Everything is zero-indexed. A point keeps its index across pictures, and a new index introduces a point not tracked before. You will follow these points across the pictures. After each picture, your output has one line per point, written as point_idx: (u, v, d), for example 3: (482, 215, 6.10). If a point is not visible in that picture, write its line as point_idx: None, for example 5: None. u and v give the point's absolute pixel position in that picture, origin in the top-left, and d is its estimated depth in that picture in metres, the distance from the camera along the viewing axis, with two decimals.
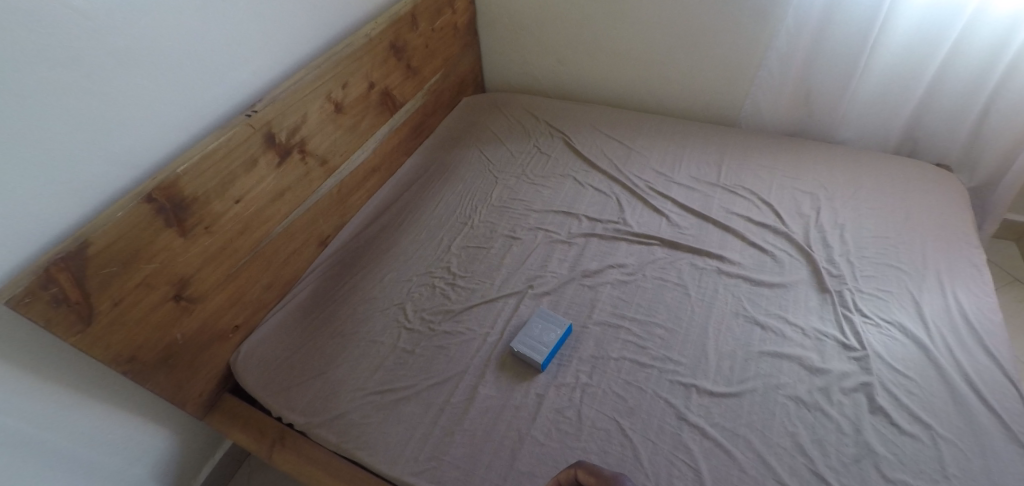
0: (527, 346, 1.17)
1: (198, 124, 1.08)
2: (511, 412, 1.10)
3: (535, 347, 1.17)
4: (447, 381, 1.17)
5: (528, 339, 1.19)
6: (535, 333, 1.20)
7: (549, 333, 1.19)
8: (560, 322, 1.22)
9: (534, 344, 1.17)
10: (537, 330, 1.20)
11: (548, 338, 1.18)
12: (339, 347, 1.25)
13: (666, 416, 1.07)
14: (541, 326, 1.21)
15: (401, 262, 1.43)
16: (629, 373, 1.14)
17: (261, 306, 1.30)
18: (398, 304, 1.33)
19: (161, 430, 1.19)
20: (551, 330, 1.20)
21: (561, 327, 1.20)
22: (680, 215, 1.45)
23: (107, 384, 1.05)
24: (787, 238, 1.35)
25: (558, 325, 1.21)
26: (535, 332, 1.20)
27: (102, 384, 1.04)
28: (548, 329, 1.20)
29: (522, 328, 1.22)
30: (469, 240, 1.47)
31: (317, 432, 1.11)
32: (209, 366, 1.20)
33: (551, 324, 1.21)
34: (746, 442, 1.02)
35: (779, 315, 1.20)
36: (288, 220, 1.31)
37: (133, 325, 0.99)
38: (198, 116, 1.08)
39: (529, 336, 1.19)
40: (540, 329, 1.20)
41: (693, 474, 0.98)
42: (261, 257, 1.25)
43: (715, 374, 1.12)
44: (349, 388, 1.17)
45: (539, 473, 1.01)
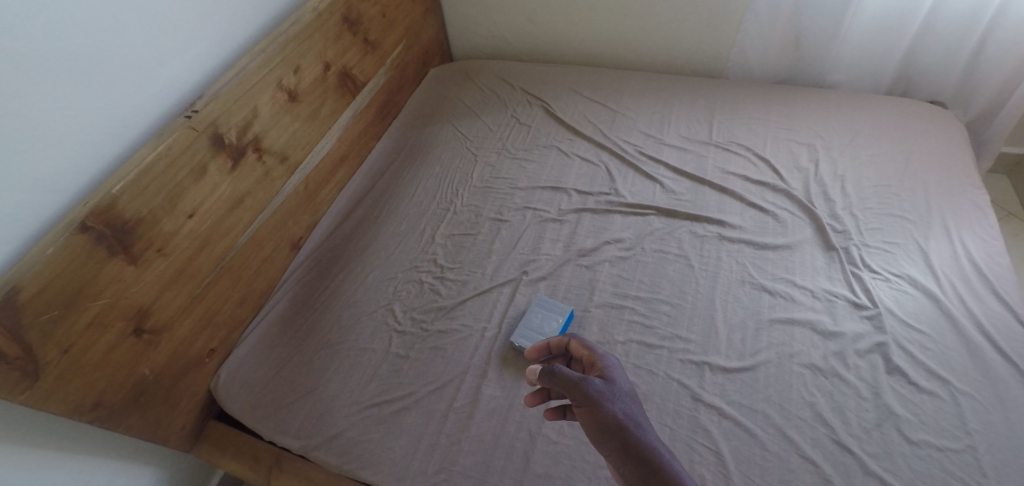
0: (529, 338, 1.10)
1: (131, 134, 0.94)
2: (519, 411, 1.04)
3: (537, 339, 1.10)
4: (447, 385, 1.10)
5: (529, 331, 1.11)
6: (535, 323, 1.12)
7: (550, 322, 1.12)
8: (561, 309, 1.14)
9: (536, 336, 1.10)
10: (538, 320, 1.13)
11: (550, 328, 1.11)
12: (326, 360, 1.16)
13: (681, 397, 1.01)
14: (542, 316, 1.13)
15: (383, 259, 1.33)
16: (638, 356, 1.07)
17: (236, 324, 1.20)
18: (386, 305, 1.24)
19: (146, 468, 1.12)
20: (552, 319, 1.12)
21: (563, 315, 1.13)
22: (673, 180, 1.37)
23: (75, 435, 0.95)
24: (788, 195, 1.29)
25: (559, 313, 1.14)
26: (537, 323, 1.13)
27: (70, 436, 0.94)
28: (549, 318, 1.13)
29: (521, 319, 1.15)
30: (453, 227, 1.38)
31: (315, 455, 1.03)
32: (188, 395, 1.12)
33: (552, 312, 1.14)
34: (765, 417, 0.97)
35: (786, 279, 1.15)
36: (253, 228, 1.19)
37: (91, 370, 0.89)
38: (130, 124, 0.94)
39: (530, 327, 1.12)
40: (541, 319, 1.13)
41: (715, 458, 0.94)
42: (228, 272, 1.14)
43: (726, 348, 1.06)
44: (344, 404, 1.09)
45: (555, 474, 0.95)
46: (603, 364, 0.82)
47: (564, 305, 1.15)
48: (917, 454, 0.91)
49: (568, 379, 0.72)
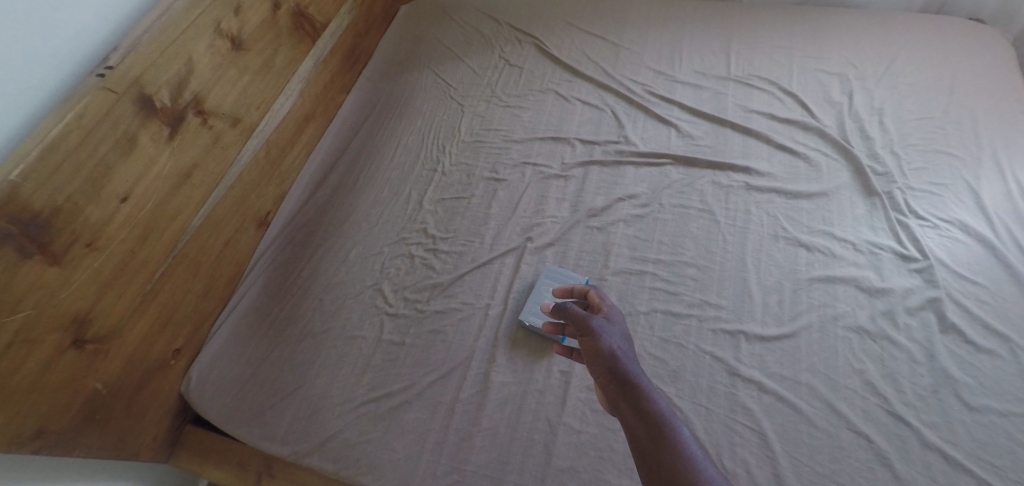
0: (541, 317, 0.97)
1: (36, 100, 0.74)
2: (534, 398, 0.93)
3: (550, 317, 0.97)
4: (450, 373, 0.97)
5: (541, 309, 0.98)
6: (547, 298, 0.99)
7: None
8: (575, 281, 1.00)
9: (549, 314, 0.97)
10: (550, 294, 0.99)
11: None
12: (310, 352, 1.03)
13: (716, 373, 0.90)
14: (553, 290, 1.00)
15: (365, 232, 1.17)
16: (664, 328, 0.95)
17: (202, 318, 1.04)
18: (373, 285, 1.09)
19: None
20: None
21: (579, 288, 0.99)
22: (690, 123, 1.21)
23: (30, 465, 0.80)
24: (820, 134, 1.15)
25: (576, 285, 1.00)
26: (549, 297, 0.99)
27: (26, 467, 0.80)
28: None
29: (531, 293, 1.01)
30: (443, 190, 1.21)
31: (308, 461, 0.91)
32: (156, 402, 0.98)
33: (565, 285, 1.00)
34: (811, 390, 0.87)
35: (824, 231, 1.03)
36: (208, 207, 1.01)
37: (24, 396, 0.74)
38: (32, 85, 0.73)
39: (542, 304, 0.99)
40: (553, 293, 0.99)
41: (758, 439, 0.83)
42: (183, 261, 0.98)
43: (762, 314, 0.95)
44: (335, 401, 0.97)
45: (581, 468, 0.85)
46: (607, 305, 0.81)
47: (578, 274, 1.02)
48: (979, 421, 0.82)
49: (571, 312, 0.75)
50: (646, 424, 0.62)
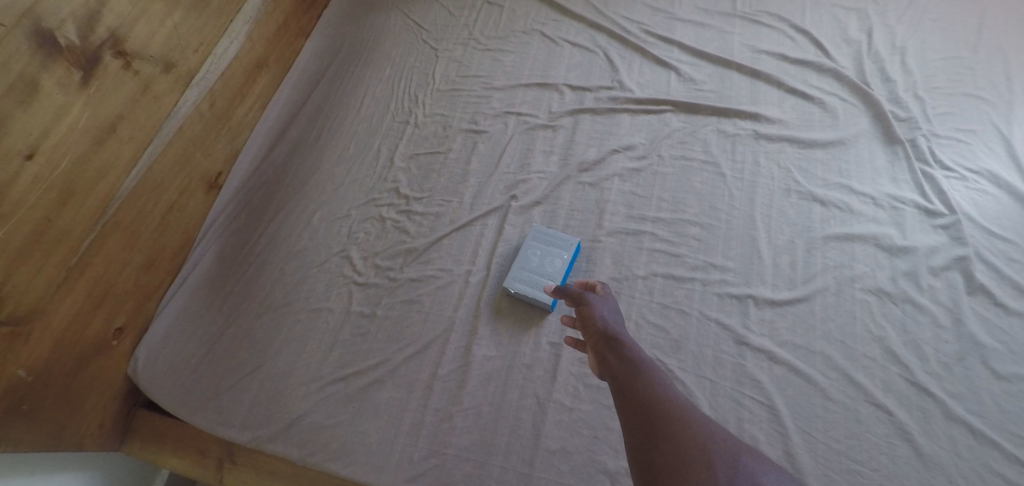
0: (527, 285, 0.87)
1: None
2: (521, 374, 0.83)
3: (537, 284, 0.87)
4: (427, 348, 0.87)
5: (526, 275, 0.88)
6: (534, 263, 0.88)
7: (553, 261, 0.87)
8: (566, 243, 0.89)
9: (536, 281, 0.87)
10: (537, 258, 0.89)
11: (552, 268, 0.87)
12: (271, 327, 0.92)
13: (722, 342, 0.81)
14: (541, 253, 0.89)
15: (330, 193, 1.05)
16: (665, 293, 0.85)
17: (147, 293, 0.93)
18: (340, 252, 0.98)
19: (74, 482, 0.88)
20: (556, 258, 0.88)
21: (570, 251, 0.88)
22: (691, 65, 1.08)
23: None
24: (836, 77, 1.04)
25: (566, 248, 0.89)
26: (535, 262, 0.89)
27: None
28: (551, 255, 0.88)
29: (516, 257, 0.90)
30: (417, 144, 1.08)
31: (270, 448, 0.82)
32: (98, 387, 0.87)
33: (554, 248, 0.89)
34: (826, 360, 0.79)
35: (841, 184, 0.92)
36: (142, 166, 0.87)
37: None
38: None
39: (527, 269, 0.88)
40: (541, 257, 0.89)
41: (769, 414, 0.75)
42: (116, 229, 0.85)
43: (773, 276, 0.85)
44: (299, 381, 0.87)
45: (574, 449, 0.76)
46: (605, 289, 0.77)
47: (569, 235, 0.91)
48: (1009, 391, 0.74)
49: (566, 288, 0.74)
50: (631, 375, 0.58)
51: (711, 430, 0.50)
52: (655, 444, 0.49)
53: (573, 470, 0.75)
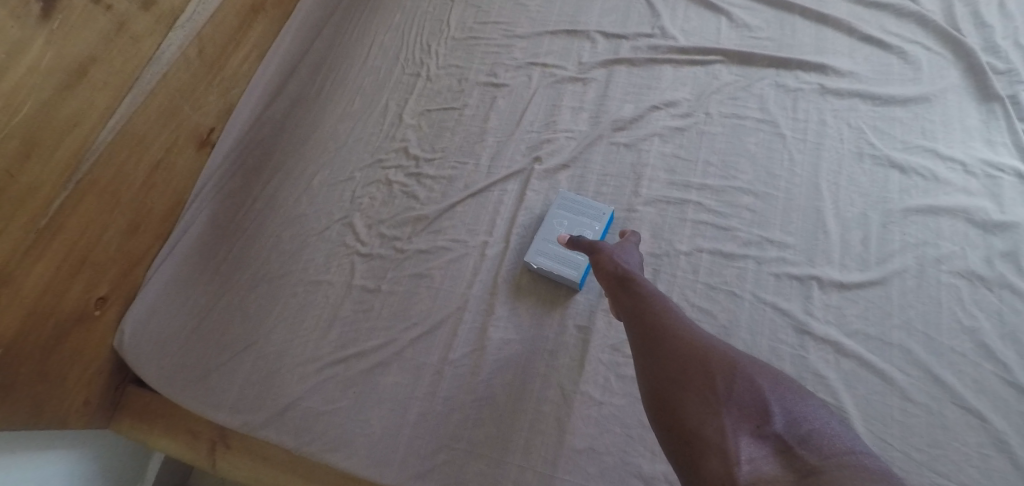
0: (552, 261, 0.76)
1: None
2: (542, 360, 0.73)
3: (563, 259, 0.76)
4: (437, 329, 0.77)
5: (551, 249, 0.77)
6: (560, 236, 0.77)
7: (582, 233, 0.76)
8: (598, 212, 0.78)
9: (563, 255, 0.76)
10: (564, 230, 0.77)
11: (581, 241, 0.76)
12: (266, 301, 0.83)
13: (780, 330, 0.69)
14: (568, 224, 0.78)
15: (332, 154, 0.95)
16: (712, 272, 0.73)
17: (131, 261, 0.84)
18: (342, 219, 0.88)
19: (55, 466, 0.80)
20: (586, 230, 0.76)
21: (603, 222, 0.76)
22: (746, 9, 0.94)
23: None
24: (919, 22, 0.88)
25: (599, 218, 0.77)
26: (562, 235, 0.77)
27: None
28: (580, 226, 0.77)
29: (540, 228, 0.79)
30: (429, 99, 0.96)
31: (262, 435, 0.74)
32: (79, 362, 0.79)
33: (584, 218, 0.78)
34: (905, 354, 0.67)
35: (924, 147, 0.78)
36: (120, 117, 0.77)
37: None
38: None
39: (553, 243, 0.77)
40: (569, 228, 0.77)
41: (835, 417, 0.64)
42: (92, 188, 0.74)
43: (842, 255, 0.72)
44: (295, 361, 0.78)
45: (603, 448, 0.66)
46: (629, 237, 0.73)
47: (602, 203, 0.79)
48: None
49: (582, 242, 0.70)
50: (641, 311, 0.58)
51: (714, 347, 0.52)
52: (661, 370, 0.52)
53: (602, 473, 0.65)
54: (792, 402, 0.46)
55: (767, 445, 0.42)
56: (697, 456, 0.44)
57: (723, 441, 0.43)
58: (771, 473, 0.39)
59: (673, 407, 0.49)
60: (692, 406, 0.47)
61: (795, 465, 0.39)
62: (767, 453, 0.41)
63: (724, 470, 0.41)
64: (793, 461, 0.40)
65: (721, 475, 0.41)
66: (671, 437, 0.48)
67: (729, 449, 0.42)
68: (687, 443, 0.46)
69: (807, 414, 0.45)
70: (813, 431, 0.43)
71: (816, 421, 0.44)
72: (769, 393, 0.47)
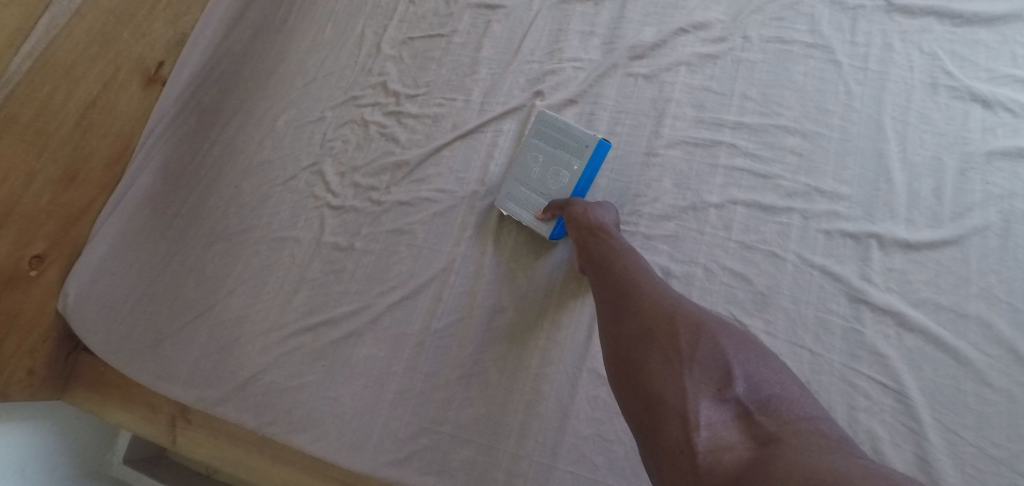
0: (521, 208, 0.66)
1: None
2: (542, 332, 0.62)
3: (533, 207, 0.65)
4: (420, 293, 0.66)
5: (521, 193, 0.66)
6: (533, 179, 0.66)
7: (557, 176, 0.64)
8: (581, 146, 0.63)
9: (535, 203, 0.65)
10: (538, 169, 0.66)
11: (557, 185, 0.64)
12: (225, 259, 0.73)
13: (829, 298, 0.57)
14: (543, 160, 0.65)
15: (300, 91, 0.81)
16: (747, 229, 0.61)
17: (71, 217, 0.72)
18: (311, 167, 0.76)
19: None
20: (565, 169, 0.64)
21: (585, 159, 0.63)
22: None
23: None
24: None
25: (582, 153, 0.63)
26: (535, 176, 0.66)
27: None
28: (559, 164, 0.65)
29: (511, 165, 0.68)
30: (413, 25, 0.82)
31: (221, 413, 0.64)
32: (18, 331, 0.69)
33: (563, 153, 0.64)
34: (984, 328, 0.54)
35: (1015, 77, 0.63)
36: (33, 42, 0.63)
37: None
38: None
39: (523, 186, 0.66)
40: (546, 167, 0.65)
41: (896, 402, 0.53)
42: (7, 127, 0.62)
43: (908, 209, 0.59)
44: (257, 330, 0.68)
45: (612, 435, 0.56)
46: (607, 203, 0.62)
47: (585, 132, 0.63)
48: None
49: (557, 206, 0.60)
50: (608, 265, 0.49)
51: (678, 299, 0.43)
52: (621, 326, 0.43)
53: (610, 465, 0.55)
54: (759, 361, 0.38)
55: (729, 409, 0.34)
56: (653, 422, 0.36)
57: (680, 406, 0.35)
58: (732, 444, 0.32)
59: (631, 368, 0.40)
60: (648, 363, 0.38)
61: (757, 437, 0.32)
62: (727, 419, 0.34)
63: (680, 439, 0.33)
64: (756, 430, 0.32)
65: (679, 446, 0.33)
66: (625, 400, 0.39)
67: (687, 414, 0.34)
68: (642, 406, 0.37)
69: (776, 379, 0.37)
70: (779, 395, 0.35)
71: (782, 383, 0.36)
72: (736, 349, 0.38)
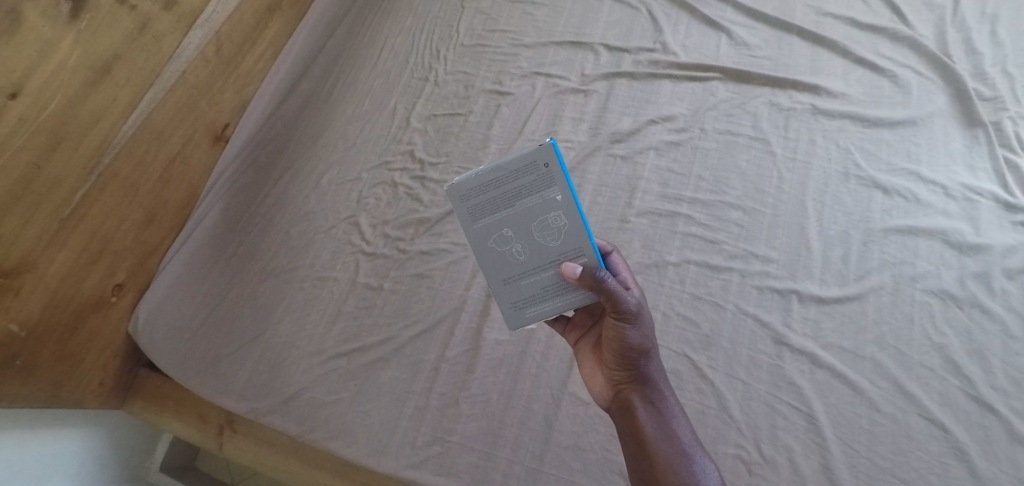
0: (541, 301, 0.58)
1: None
2: (534, 361, 0.77)
3: (553, 288, 0.57)
4: (436, 327, 0.82)
5: (524, 287, 0.58)
6: (526, 259, 0.56)
7: (550, 227, 0.53)
8: (538, 171, 0.50)
9: (551, 283, 0.57)
10: (522, 242, 0.55)
11: (559, 237, 0.54)
12: (274, 292, 0.88)
13: (759, 340, 0.73)
14: (517, 224, 0.54)
15: (341, 154, 0.99)
16: (698, 283, 0.77)
17: (147, 251, 0.89)
18: (348, 218, 0.92)
19: (42, 452, 0.82)
20: (551, 214, 0.52)
21: (556, 181, 0.50)
22: (745, 27, 0.98)
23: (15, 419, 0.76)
24: (912, 45, 0.91)
25: (547, 174, 0.50)
26: (524, 254, 0.55)
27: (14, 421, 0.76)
28: (536, 214, 0.53)
29: (488, 274, 0.58)
30: (436, 104, 1.00)
31: (268, 421, 0.78)
32: (96, 344, 0.84)
33: (530, 199, 0.52)
34: (876, 366, 0.70)
35: (908, 170, 0.82)
36: (141, 112, 0.81)
37: None
38: None
39: (522, 276, 0.57)
40: (527, 231, 0.54)
41: (807, 423, 0.68)
42: (114, 179, 0.80)
43: (822, 271, 0.76)
44: (301, 353, 0.82)
45: (588, 446, 0.70)
46: (625, 269, 0.60)
47: (524, 158, 0.49)
48: None
49: (609, 289, 0.52)
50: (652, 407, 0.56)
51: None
52: None
53: (585, 469, 0.69)
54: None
55: None
56: None
57: None
58: None
59: None
60: None
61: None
62: None
63: None
64: None
65: None
66: None
67: None
68: None
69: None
70: None
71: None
72: None
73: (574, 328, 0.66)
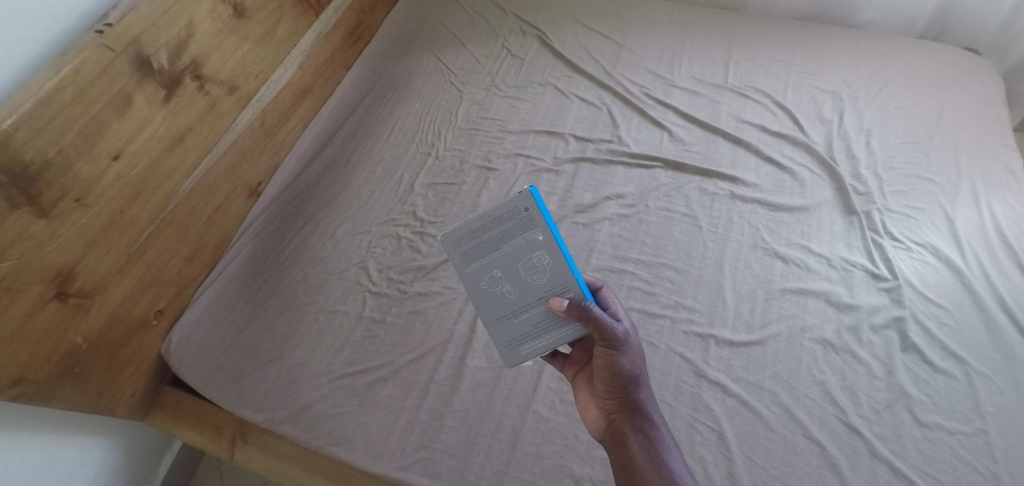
0: (534, 339, 0.77)
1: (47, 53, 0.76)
2: (506, 385, 0.95)
3: (545, 324, 0.76)
4: (427, 355, 0.99)
5: (517, 324, 0.77)
6: (514, 298, 0.76)
7: (534, 264, 0.73)
8: (521, 214, 0.72)
9: (540, 319, 0.76)
10: (511, 280, 0.75)
11: (542, 274, 0.74)
12: (293, 323, 1.05)
13: (683, 373, 0.93)
14: (507, 263, 0.74)
15: (355, 210, 1.20)
16: (638, 326, 0.98)
17: (185, 283, 1.05)
18: (358, 263, 1.12)
19: (69, 453, 0.95)
20: (534, 253, 0.73)
21: (535, 225, 0.72)
22: (683, 127, 1.24)
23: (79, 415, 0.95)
24: (808, 149, 1.18)
25: (526, 217, 0.72)
26: (514, 292, 0.76)
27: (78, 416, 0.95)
28: (521, 253, 0.73)
29: (488, 313, 0.78)
30: (435, 175, 1.23)
31: (281, 429, 0.93)
32: (134, 362, 0.98)
33: (514, 240, 0.73)
34: (772, 396, 0.90)
35: (801, 244, 1.05)
36: (200, 171, 1.02)
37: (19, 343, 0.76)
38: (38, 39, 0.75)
39: (513, 315, 0.77)
40: (512, 269, 0.74)
41: (717, 439, 0.86)
42: (172, 223, 0.98)
43: (734, 320, 0.98)
44: (312, 373, 0.99)
45: (546, 454, 0.87)
46: (613, 305, 0.77)
47: (505, 207, 0.73)
48: (927, 437, 0.84)
49: (597, 319, 0.70)
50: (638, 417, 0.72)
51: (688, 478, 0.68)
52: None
53: (543, 472, 0.86)
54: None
55: None
56: None
57: None
58: None
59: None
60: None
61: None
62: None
63: None
64: None
65: None
66: None
67: None
68: None
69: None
70: None
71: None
72: None
73: (572, 362, 0.84)
